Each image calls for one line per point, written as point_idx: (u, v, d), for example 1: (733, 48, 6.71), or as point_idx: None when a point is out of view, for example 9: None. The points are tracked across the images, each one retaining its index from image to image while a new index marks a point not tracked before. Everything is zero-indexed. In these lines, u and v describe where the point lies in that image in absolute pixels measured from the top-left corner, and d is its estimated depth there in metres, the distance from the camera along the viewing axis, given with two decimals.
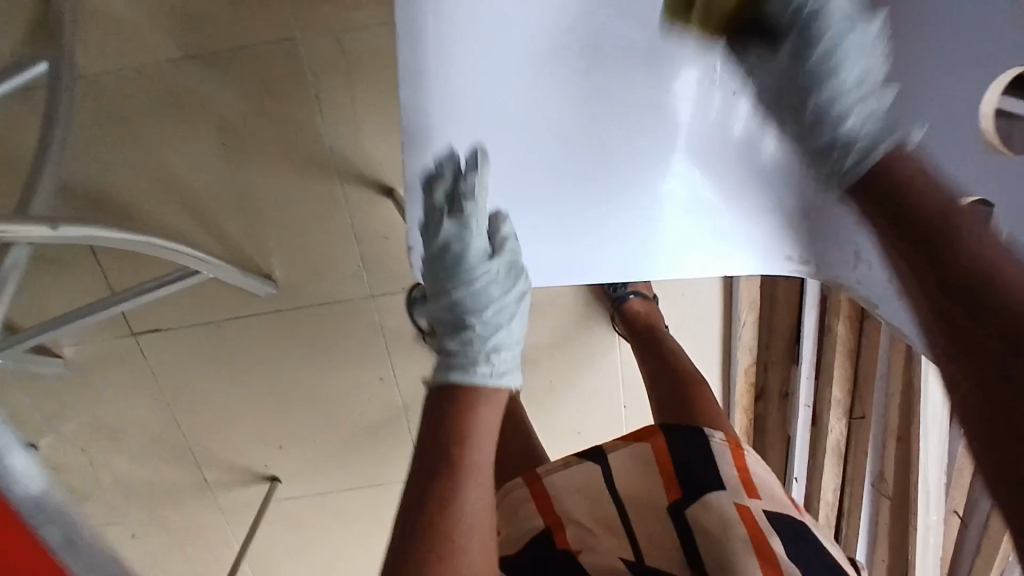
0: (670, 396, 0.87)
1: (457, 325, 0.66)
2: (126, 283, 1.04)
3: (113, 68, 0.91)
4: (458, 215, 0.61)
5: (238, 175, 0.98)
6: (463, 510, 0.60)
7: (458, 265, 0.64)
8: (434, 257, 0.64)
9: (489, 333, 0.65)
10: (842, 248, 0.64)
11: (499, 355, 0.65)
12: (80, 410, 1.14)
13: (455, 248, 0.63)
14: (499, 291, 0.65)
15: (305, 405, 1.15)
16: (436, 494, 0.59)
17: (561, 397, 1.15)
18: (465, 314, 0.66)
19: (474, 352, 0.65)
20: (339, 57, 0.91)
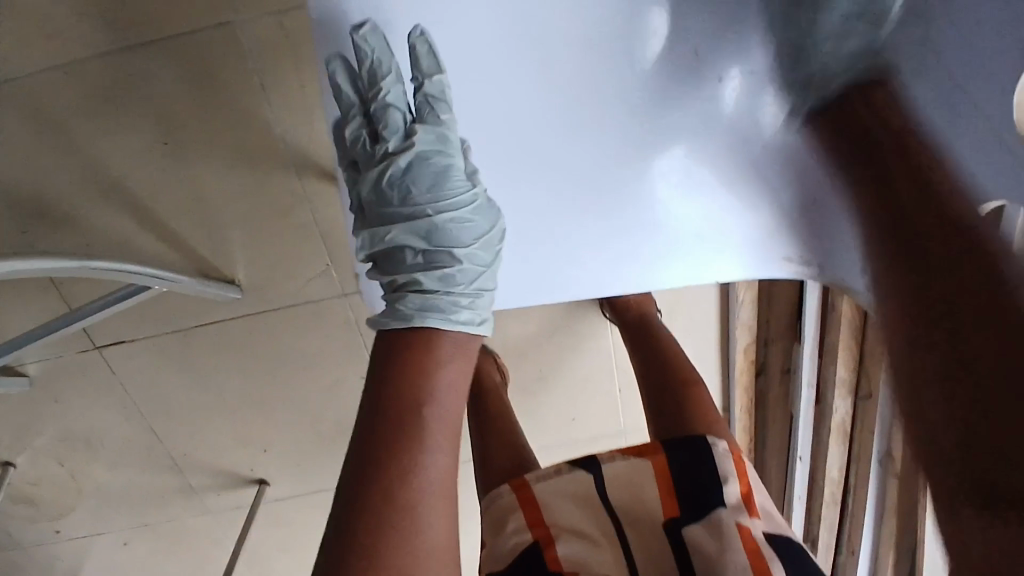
0: (665, 397, 0.83)
1: (429, 257, 0.58)
2: (81, 296, 0.98)
3: (33, 67, 0.82)
4: (425, 119, 0.54)
5: (188, 176, 0.90)
6: (422, 475, 0.51)
7: (433, 184, 0.56)
8: (399, 171, 0.56)
9: (470, 264, 0.58)
10: (848, 248, 0.60)
11: (482, 290, 0.58)
12: (51, 426, 1.09)
13: (422, 163, 0.55)
14: (478, 219, 0.57)
15: (285, 408, 1.10)
16: (390, 457, 0.50)
17: (552, 383, 1.10)
18: (440, 243, 0.57)
19: (456, 286, 0.57)
20: (282, 41, 0.81)
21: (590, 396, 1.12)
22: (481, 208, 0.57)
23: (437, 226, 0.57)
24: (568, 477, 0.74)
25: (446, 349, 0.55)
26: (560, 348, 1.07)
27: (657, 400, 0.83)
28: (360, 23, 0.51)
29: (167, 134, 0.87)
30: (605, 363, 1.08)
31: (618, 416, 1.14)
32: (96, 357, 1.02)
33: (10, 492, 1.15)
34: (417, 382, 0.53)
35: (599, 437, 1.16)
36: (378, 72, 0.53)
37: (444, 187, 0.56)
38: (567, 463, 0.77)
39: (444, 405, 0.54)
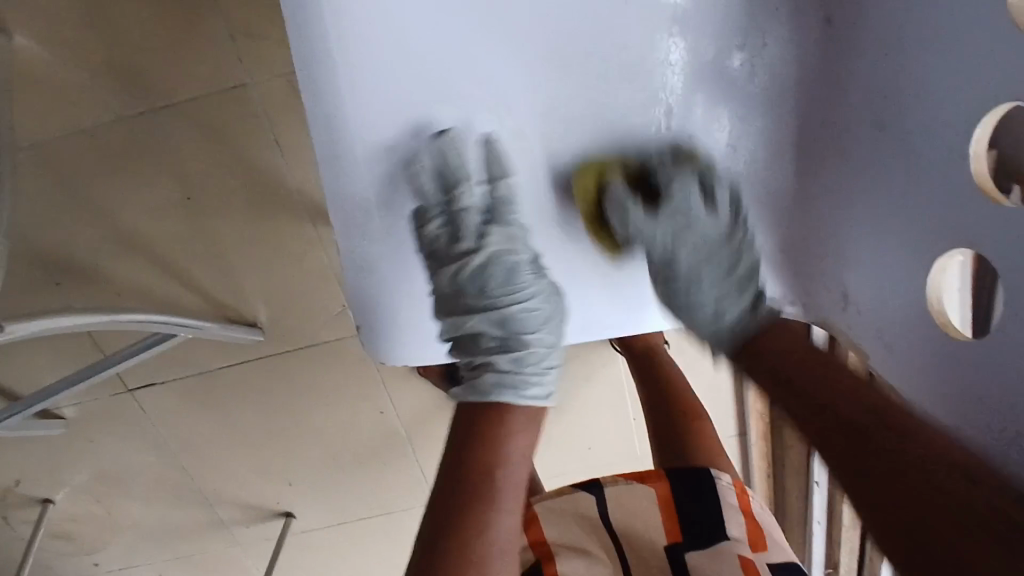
0: (671, 432, 0.84)
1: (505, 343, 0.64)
2: (113, 342, 1.03)
3: (64, 133, 0.88)
4: (499, 221, 0.61)
5: (208, 227, 0.95)
6: (494, 533, 0.59)
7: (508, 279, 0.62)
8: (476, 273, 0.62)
9: (540, 350, 0.64)
10: (830, 289, 0.61)
11: (549, 371, 0.64)
12: (88, 465, 1.15)
13: (492, 260, 0.61)
14: (544, 303, 0.63)
15: (307, 443, 1.14)
16: (471, 509, 0.58)
17: (566, 412, 1.12)
18: (514, 333, 0.63)
19: (527, 370, 0.63)
20: (292, 98, 0.86)
21: (604, 424, 1.14)
22: (544, 297, 0.63)
23: (511, 316, 0.62)
24: (570, 499, 0.76)
25: (517, 419, 0.63)
26: (572, 378, 1.09)
27: (663, 429, 0.85)
28: (445, 130, 0.57)
29: (189, 190, 0.92)
30: (617, 391, 1.10)
31: (633, 442, 1.15)
32: (128, 400, 1.08)
33: (50, 530, 1.21)
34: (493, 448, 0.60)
35: (615, 464, 1.18)
36: (455, 182, 0.59)
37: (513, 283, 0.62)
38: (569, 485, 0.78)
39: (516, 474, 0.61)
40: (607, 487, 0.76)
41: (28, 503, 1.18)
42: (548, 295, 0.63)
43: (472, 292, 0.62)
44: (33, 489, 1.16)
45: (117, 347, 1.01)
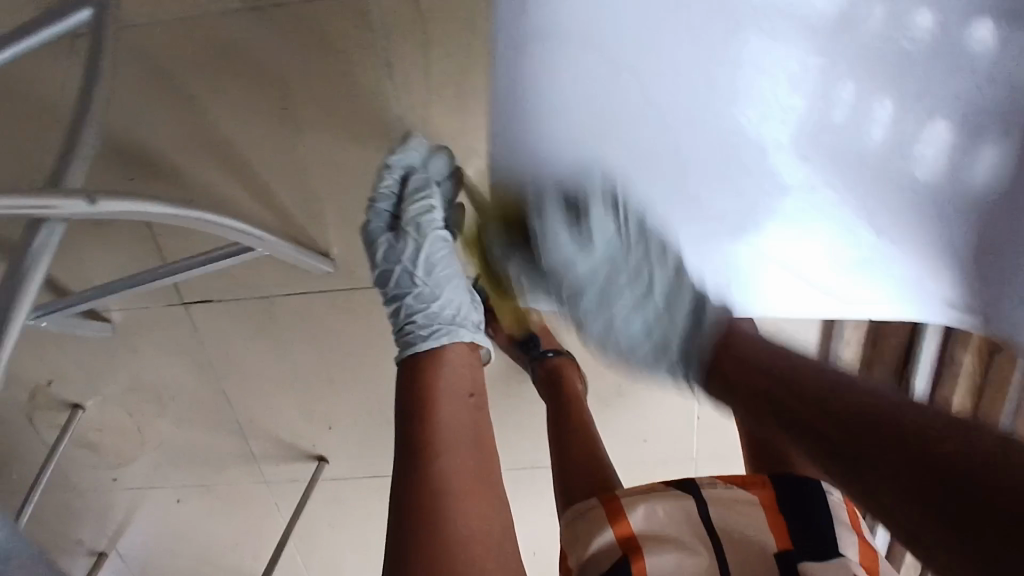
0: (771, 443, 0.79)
1: (397, 294, 0.80)
2: (176, 251, 0.98)
3: (166, 17, 0.82)
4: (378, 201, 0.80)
5: (296, 144, 0.89)
6: (444, 480, 0.67)
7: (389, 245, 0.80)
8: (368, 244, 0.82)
9: (419, 298, 0.80)
10: None
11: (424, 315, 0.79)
12: (126, 375, 1.10)
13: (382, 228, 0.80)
14: (414, 252, 0.79)
15: (356, 388, 1.08)
16: (419, 474, 0.67)
17: (630, 399, 1.07)
18: (400, 287, 0.80)
19: (403, 317, 0.80)
20: (415, 16, 0.80)
21: (666, 418, 1.08)
22: (398, 245, 0.79)
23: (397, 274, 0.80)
24: (667, 494, 0.73)
25: (440, 366, 0.76)
26: None
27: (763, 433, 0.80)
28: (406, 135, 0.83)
29: (286, 99, 0.86)
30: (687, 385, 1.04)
31: (692, 442, 1.09)
32: (181, 313, 1.03)
33: (76, 437, 1.17)
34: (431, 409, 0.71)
35: (670, 462, 1.11)
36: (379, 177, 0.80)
37: (381, 248, 0.80)
38: (661, 483, 0.75)
39: (453, 429, 0.71)
40: (706, 488, 0.73)
41: (58, 407, 1.13)
42: (400, 243, 0.79)
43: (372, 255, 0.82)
44: (67, 390, 1.11)
45: (181, 256, 0.96)
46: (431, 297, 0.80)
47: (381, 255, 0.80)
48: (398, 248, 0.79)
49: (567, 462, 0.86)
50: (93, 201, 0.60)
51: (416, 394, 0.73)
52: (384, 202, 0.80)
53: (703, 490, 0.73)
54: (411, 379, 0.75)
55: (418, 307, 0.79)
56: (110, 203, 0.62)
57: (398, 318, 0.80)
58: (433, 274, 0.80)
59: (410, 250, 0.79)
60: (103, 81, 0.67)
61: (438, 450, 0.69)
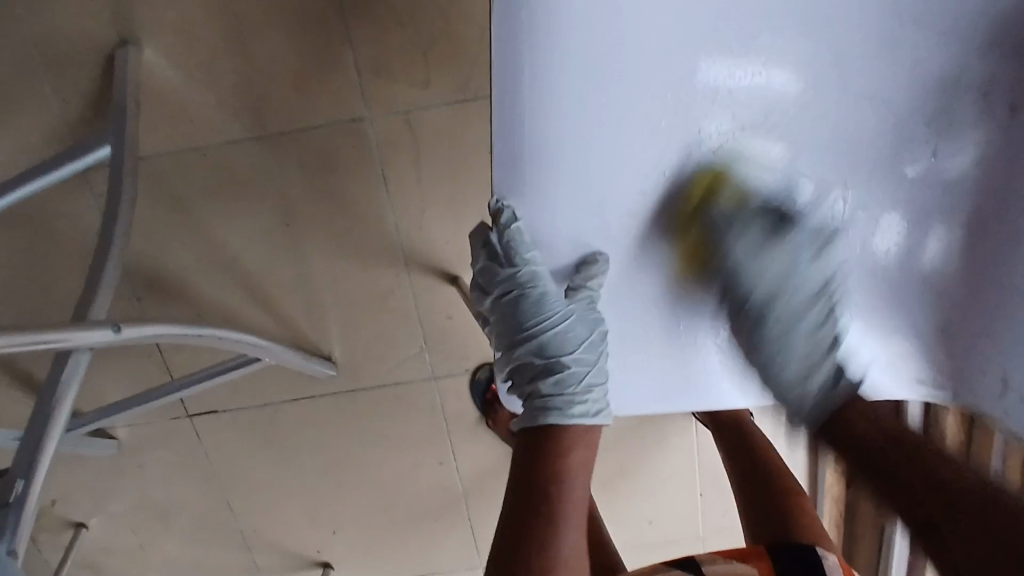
0: (767, 517, 0.80)
1: (546, 366, 0.62)
2: (183, 365, 1.01)
3: (174, 149, 0.89)
4: (513, 258, 0.57)
5: (299, 254, 0.94)
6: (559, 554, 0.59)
7: (535, 307, 0.60)
8: (509, 301, 0.60)
9: (582, 371, 0.61)
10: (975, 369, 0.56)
11: (591, 394, 0.61)
12: (129, 492, 1.10)
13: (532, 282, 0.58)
14: (581, 325, 0.60)
15: (361, 488, 1.09)
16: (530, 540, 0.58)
17: (631, 482, 1.08)
18: (555, 354, 0.61)
19: (568, 395, 0.61)
20: (407, 137, 0.88)
21: (669, 499, 1.09)
22: (581, 320, 0.60)
23: (547, 341, 0.61)
24: (666, 574, 0.75)
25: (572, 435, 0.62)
26: (642, 445, 1.06)
27: (755, 506, 0.83)
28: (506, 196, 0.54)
29: (289, 215, 0.92)
30: (688, 463, 1.07)
31: (698, 520, 1.10)
32: (187, 426, 1.05)
33: (76, 559, 1.15)
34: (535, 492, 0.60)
35: (676, 544, 1.12)
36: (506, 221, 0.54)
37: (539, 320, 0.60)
38: (663, 563, 0.77)
39: (575, 504, 0.61)
40: (706, 564, 0.75)
41: (59, 529, 1.12)
42: (584, 316, 0.60)
43: (507, 318, 0.61)
44: (69, 511, 1.11)
45: (189, 371, 0.99)
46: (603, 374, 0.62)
47: (558, 323, 0.59)
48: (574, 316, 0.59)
49: None
50: (118, 328, 0.63)
51: (542, 466, 0.60)
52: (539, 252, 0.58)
53: (703, 565, 0.75)
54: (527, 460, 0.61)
55: (596, 380, 0.62)
56: (131, 328, 0.65)
57: (556, 392, 0.61)
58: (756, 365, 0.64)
59: (591, 320, 0.60)
60: (123, 213, 0.73)
61: (569, 521, 0.60)
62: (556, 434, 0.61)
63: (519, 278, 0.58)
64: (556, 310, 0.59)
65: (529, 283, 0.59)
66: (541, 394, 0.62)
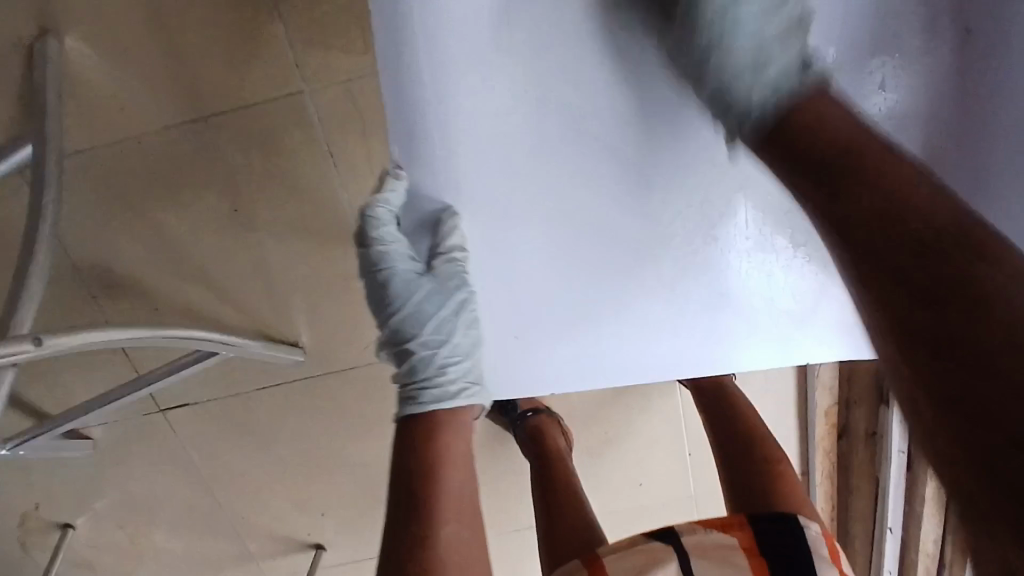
0: (747, 483, 0.78)
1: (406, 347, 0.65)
2: (148, 361, 0.98)
3: (107, 140, 0.84)
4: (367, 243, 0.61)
5: (252, 241, 0.90)
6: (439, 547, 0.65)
7: (388, 290, 0.63)
8: (370, 286, 0.64)
9: (437, 349, 0.63)
10: None
11: (449, 372, 0.63)
12: (112, 489, 1.09)
13: (387, 267, 0.62)
14: (436, 303, 0.61)
15: (345, 471, 1.08)
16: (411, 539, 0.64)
17: (617, 447, 1.06)
18: (411, 335, 0.64)
19: (427, 373, 0.64)
20: (351, 109, 0.83)
21: (657, 461, 1.07)
22: (433, 299, 0.61)
23: (404, 322, 0.64)
24: (644, 548, 0.72)
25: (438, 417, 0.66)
26: (626, 410, 1.03)
27: (735, 473, 0.80)
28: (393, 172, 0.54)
29: (237, 201, 0.88)
30: (673, 425, 1.04)
31: (688, 481, 1.09)
32: (160, 421, 1.03)
33: (69, 557, 1.16)
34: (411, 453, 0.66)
35: (667, 504, 1.11)
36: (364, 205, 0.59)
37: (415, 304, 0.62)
38: (642, 535, 0.74)
39: (451, 456, 0.67)
40: (685, 535, 0.72)
41: (48, 529, 1.12)
42: (437, 294, 0.61)
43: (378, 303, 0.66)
44: (55, 511, 1.11)
45: (154, 367, 0.96)
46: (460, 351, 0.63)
47: (414, 302, 0.62)
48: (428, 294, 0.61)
49: (551, 524, 0.85)
50: (40, 340, 0.60)
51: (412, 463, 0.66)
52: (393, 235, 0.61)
53: (681, 536, 0.72)
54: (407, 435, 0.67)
55: (451, 359, 0.63)
56: (57, 340, 0.62)
57: (417, 370, 0.65)
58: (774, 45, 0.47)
59: (445, 298, 0.61)
60: (47, 217, 0.70)
61: (443, 517, 0.66)
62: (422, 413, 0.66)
63: (371, 262, 0.62)
64: (412, 289, 0.62)
65: (390, 267, 0.62)
66: (403, 373, 0.66)
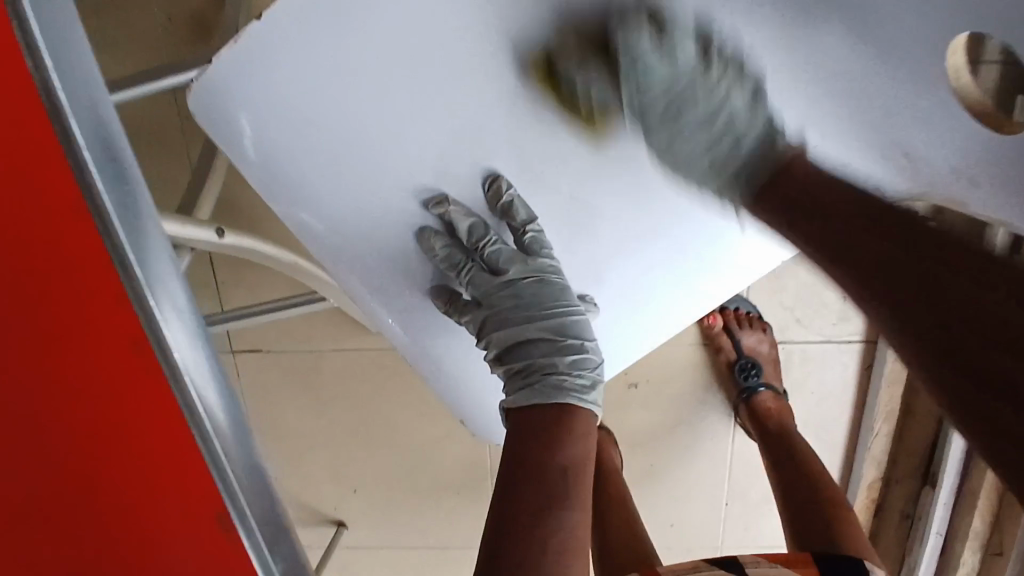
0: (812, 525, 0.81)
1: (528, 350, 0.60)
2: (235, 299, 1.00)
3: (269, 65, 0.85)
4: (465, 271, 0.58)
5: None
6: None
7: (494, 289, 0.59)
8: (488, 299, 0.60)
9: (573, 355, 0.59)
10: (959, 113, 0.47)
11: (582, 376, 0.59)
12: None
13: (489, 279, 0.59)
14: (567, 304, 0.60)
15: (390, 453, 1.09)
16: None
17: (660, 483, 1.08)
18: (537, 334, 0.60)
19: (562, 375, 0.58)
20: None
21: (694, 504, 1.09)
22: (540, 290, 0.59)
23: (536, 317, 0.60)
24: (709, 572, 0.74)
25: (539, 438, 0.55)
26: (678, 447, 1.06)
27: (802, 516, 0.83)
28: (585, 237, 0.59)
29: None
30: (719, 471, 1.07)
31: (719, 530, 1.11)
32: (228, 362, 1.04)
33: None
34: (549, 453, 0.53)
35: (693, 549, 1.13)
36: (446, 226, 0.56)
37: (517, 288, 0.59)
38: (703, 560, 0.76)
39: None
40: (750, 565, 0.73)
41: None
42: (541, 285, 0.59)
43: (487, 305, 0.60)
44: None
45: (241, 304, 0.98)
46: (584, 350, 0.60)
47: (536, 297, 0.59)
48: (546, 285, 0.59)
49: (607, 537, 0.87)
50: (220, 233, 0.64)
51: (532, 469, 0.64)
52: (463, 255, 0.58)
53: (746, 566, 0.74)
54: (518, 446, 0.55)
55: (572, 357, 0.59)
56: (231, 235, 0.65)
57: (536, 370, 0.59)
58: (707, 121, 0.49)
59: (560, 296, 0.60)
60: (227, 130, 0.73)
61: None
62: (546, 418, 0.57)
63: (468, 274, 0.58)
64: (508, 273, 0.59)
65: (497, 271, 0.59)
66: (530, 370, 0.59)
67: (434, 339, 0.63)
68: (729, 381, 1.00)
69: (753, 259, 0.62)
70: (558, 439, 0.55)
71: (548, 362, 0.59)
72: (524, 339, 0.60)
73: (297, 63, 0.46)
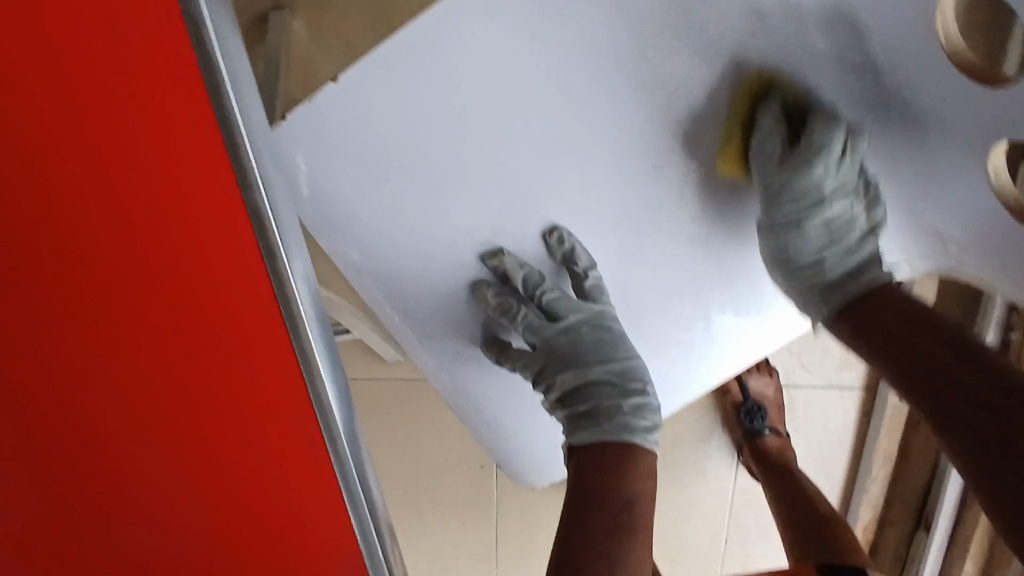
0: (814, 542, 0.83)
1: (587, 392, 0.61)
2: None
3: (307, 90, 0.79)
4: (520, 316, 0.60)
5: None
6: None
7: (553, 334, 0.61)
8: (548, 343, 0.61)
9: (631, 396, 0.61)
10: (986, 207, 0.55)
11: (645, 415, 0.60)
12: None
13: (545, 324, 0.61)
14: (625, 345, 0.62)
15: (397, 480, 1.10)
16: None
17: (662, 517, 1.10)
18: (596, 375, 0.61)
19: (624, 417, 0.60)
20: None
21: (695, 539, 1.11)
22: (598, 335, 0.61)
23: (597, 361, 0.61)
24: None
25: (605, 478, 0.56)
26: (682, 483, 1.08)
27: (802, 535, 0.85)
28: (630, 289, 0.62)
29: None
30: (720, 507, 1.09)
31: (718, 567, 1.12)
32: None
33: None
34: (616, 487, 0.55)
35: None
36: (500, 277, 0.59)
37: (576, 334, 0.61)
38: None
39: None
40: None
41: None
42: (599, 328, 0.61)
43: (545, 352, 0.62)
44: None
45: None
46: (645, 394, 0.61)
47: (596, 342, 0.61)
48: (608, 331, 0.61)
49: None
50: None
51: None
52: (520, 303, 0.60)
53: None
54: (584, 485, 0.56)
55: (635, 397, 0.61)
56: None
57: (600, 414, 0.60)
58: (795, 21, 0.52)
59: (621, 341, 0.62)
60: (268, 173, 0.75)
61: None
62: (608, 458, 0.58)
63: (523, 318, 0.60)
64: (568, 317, 0.61)
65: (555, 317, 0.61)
66: (589, 412, 0.61)
67: (486, 380, 0.65)
68: (733, 419, 1.04)
69: (784, 321, 0.66)
70: (624, 475, 0.56)
71: (612, 405, 0.60)
72: (582, 383, 0.61)
73: (369, 118, 0.49)
